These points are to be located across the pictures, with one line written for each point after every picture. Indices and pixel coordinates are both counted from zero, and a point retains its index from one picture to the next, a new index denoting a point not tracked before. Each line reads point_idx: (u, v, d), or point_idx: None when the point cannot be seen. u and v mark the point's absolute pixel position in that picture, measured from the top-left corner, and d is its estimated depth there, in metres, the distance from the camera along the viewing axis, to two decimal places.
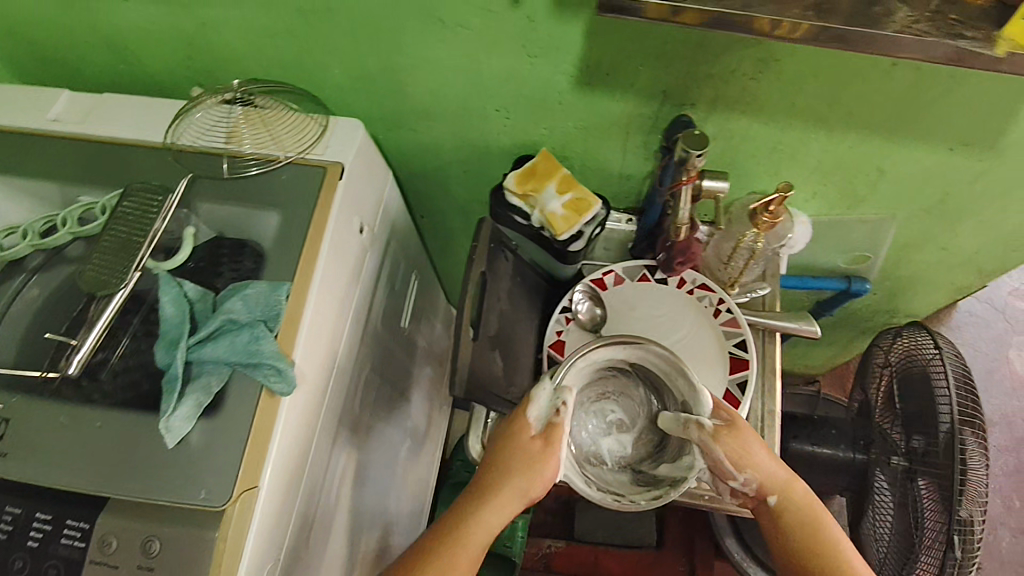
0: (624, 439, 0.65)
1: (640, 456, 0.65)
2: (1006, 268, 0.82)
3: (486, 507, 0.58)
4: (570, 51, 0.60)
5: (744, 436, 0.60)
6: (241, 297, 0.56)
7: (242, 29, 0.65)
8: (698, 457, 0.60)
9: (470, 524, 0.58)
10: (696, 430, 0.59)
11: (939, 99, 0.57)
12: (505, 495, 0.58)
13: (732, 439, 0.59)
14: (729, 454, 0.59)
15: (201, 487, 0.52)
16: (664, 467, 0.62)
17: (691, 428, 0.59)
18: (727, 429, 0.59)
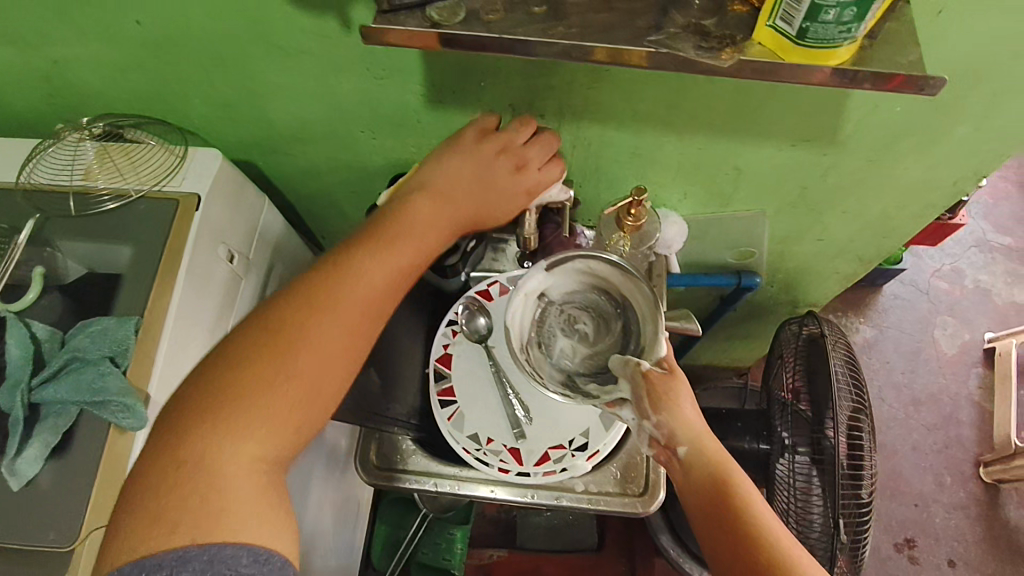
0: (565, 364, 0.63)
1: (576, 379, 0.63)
2: (882, 253, 0.85)
3: (285, 364, 0.48)
4: (412, 72, 0.61)
5: (675, 389, 0.57)
6: (87, 334, 0.56)
7: (95, 67, 0.65)
8: (637, 388, 0.57)
9: (275, 366, 0.48)
10: (632, 365, 0.58)
11: (768, 101, 0.59)
12: (314, 338, 0.49)
13: (673, 387, 0.57)
14: (648, 393, 0.57)
15: (51, 527, 0.52)
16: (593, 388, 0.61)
17: (629, 365, 0.58)
18: (666, 375, 0.57)
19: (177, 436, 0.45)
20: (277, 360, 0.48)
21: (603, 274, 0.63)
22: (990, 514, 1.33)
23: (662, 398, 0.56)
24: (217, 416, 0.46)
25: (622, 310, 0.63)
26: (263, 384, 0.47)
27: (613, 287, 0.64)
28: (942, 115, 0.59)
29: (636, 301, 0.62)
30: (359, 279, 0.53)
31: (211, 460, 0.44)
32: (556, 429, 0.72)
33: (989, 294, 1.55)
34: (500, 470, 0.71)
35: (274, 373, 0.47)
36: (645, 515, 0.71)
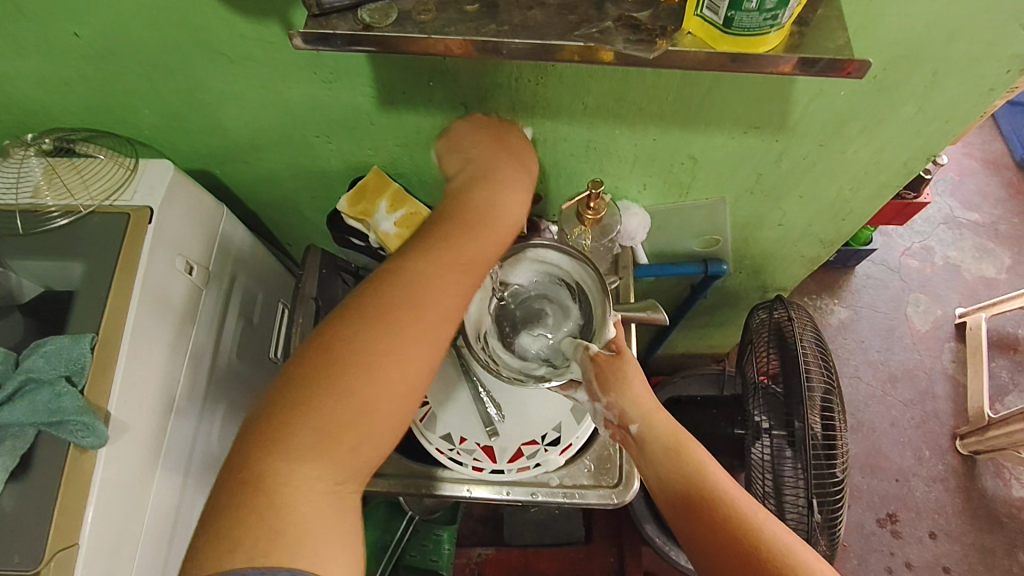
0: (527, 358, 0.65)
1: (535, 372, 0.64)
2: (843, 235, 0.86)
3: (365, 391, 0.45)
4: (360, 75, 0.60)
5: (620, 368, 0.59)
6: (40, 354, 0.54)
7: (38, 81, 0.64)
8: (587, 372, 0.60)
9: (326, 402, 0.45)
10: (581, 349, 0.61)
11: (715, 89, 0.60)
12: (392, 364, 0.46)
13: (618, 367, 0.59)
14: (596, 375, 0.59)
15: (14, 551, 0.51)
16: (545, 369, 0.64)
17: (579, 349, 0.61)
18: (613, 356, 0.60)
19: (259, 456, 0.44)
20: (351, 390, 0.45)
21: (554, 262, 0.67)
22: (967, 485, 1.36)
23: (610, 379, 0.59)
24: (297, 440, 0.44)
25: (572, 296, 0.67)
26: (340, 414, 0.44)
27: (565, 275, 0.67)
28: (885, 97, 0.60)
29: (584, 285, 0.66)
30: (419, 294, 0.49)
31: (294, 478, 0.43)
32: (528, 425, 0.72)
33: (958, 270, 1.57)
34: (474, 468, 0.72)
35: (352, 402, 0.45)
36: (621, 505, 0.71)
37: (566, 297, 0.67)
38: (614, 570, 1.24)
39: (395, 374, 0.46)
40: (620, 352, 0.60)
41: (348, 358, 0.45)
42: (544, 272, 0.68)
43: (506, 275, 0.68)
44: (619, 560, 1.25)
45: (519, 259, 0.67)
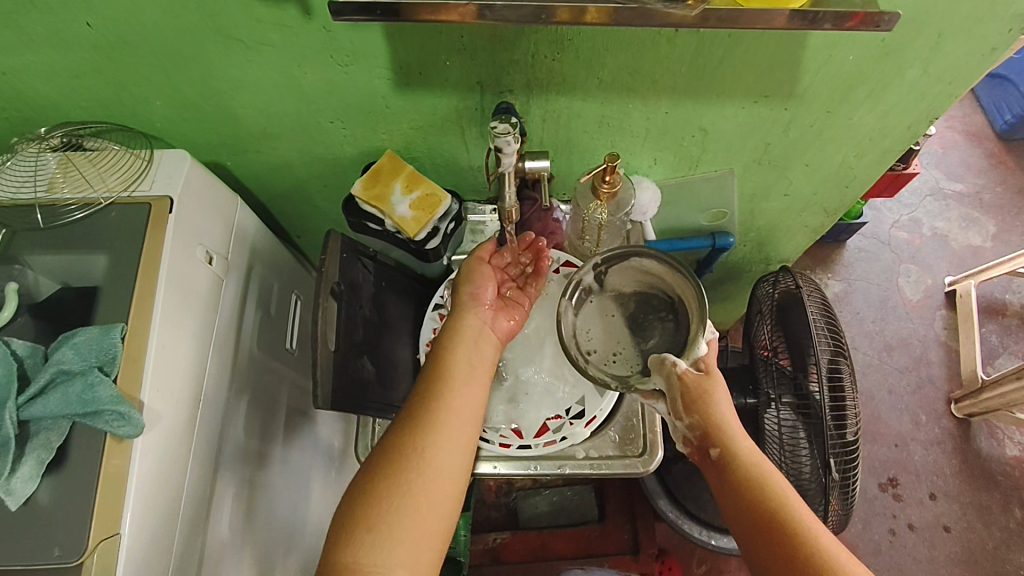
0: (618, 356, 0.68)
1: (627, 372, 0.67)
2: (846, 203, 0.89)
3: (449, 435, 0.59)
4: (377, 56, 0.60)
5: (708, 393, 0.64)
6: (71, 347, 0.54)
7: (47, 75, 0.63)
8: (661, 382, 0.65)
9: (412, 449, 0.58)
10: (669, 366, 0.64)
11: (726, 58, 0.61)
12: (459, 408, 0.61)
13: (705, 390, 0.63)
14: (681, 391, 0.64)
15: (54, 544, 0.51)
16: (635, 379, 0.66)
17: (666, 365, 0.64)
18: (702, 376, 0.64)
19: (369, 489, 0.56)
20: (440, 430, 0.59)
21: (659, 273, 0.69)
22: (964, 447, 1.40)
23: (697, 396, 0.64)
24: (399, 471, 0.56)
25: (673, 310, 0.69)
26: (434, 456, 0.58)
27: (670, 289, 0.69)
28: (891, 61, 0.62)
29: (688, 300, 0.67)
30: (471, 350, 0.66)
31: (395, 498, 0.55)
32: (553, 402, 0.74)
33: (947, 240, 1.61)
34: (501, 445, 0.72)
35: (441, 443, 0.59)
36: (646, 473, 0.73)
37: (665, 313, 0.69)
38: (629, 546, 1.25)
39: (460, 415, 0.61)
40: (708, 373, 0.65)
41: (432, 417, 0.60)
42: (646, 282, 0.71)
43: (607, 280, 0.71)
44: (633, 536, 1.26)
45: (621, 264, 0.70)
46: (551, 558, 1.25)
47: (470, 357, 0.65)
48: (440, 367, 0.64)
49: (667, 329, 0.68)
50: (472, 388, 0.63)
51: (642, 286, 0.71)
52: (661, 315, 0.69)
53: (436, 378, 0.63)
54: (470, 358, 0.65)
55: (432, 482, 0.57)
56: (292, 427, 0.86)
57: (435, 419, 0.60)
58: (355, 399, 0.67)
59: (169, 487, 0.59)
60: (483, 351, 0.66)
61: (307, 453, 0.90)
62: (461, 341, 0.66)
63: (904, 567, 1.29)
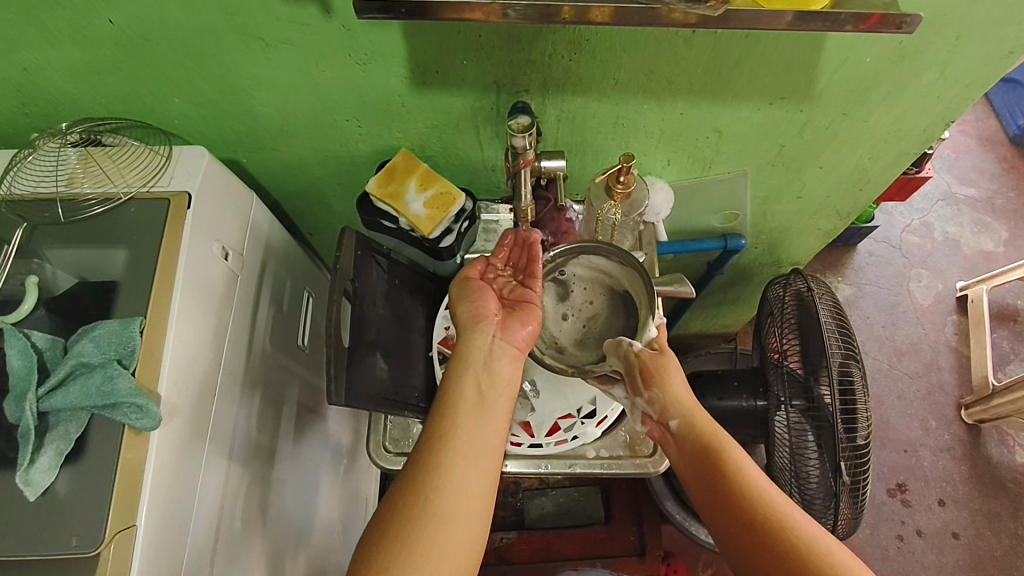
0: (573, 349, 0.72)
1: (582, 361, 0.71)
2: (859, 206, 0.88)
3: (460, 474, 0.58)
4: (395, 55, 0.61)
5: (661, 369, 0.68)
6: (91, 339, 0.55)
7: (69, 71, 0.64)
8: (614, 362, 0.69)
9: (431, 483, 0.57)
10: (625, 348, 0.68)
11: (743, 58, 0.61)
12: (465, 448, 0.59)
13: (658, 366, 0.68)
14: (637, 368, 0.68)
15: (71, 534, 0.51)
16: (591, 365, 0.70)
17: (622, 346, 0.68)
18: (656, 355, 0.68)
19: (382, 535, 0.55)
20: (454, 461, 0.58)
21: (608, 270, 0.73)
22: (975, 453, 1.39)
23: (653, 373, 0.68)
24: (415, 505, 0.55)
25: (623, 302, 0.73)
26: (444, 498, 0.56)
27: (618, 282, 0.73)
28: (907, 63, 0.62)
29: (636, 292, 0.71)
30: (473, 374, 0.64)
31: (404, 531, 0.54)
32: (565, 400, 0.74)
33: (959, 245, 1.61)
34: (512, 443, 0.72)
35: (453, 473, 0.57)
36: (655, 474, 0.73)
37: (616, 304, 0.73)
38: (635, 549, 1.25)
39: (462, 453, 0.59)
40: (662, 351, 0.69)
41: (439, 472, 0.57)
42: (597, 277, 0.74)
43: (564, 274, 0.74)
44: (640, 538, 1.26)
45: (574, 262, 0.73)
46: (557, 558, 1.25)
47: (476, 395, 0.63)
48: (447, 402, 0.62)
49: (618, 319, 0.73)
50: (478, 426, 0.61)
51: (594, 282, 0.74)
52: (608, 306, 0.73)
53: (440, 423, 0.61)
54: (476, 399, 0.63)
55: (448, 512, 0.55)
56: (302, 425, 0.87)
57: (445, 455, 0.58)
58: (370, 396, 0.67)
59: (183, 485, 0.59)
60: (496, 368, 0.65)
61: (316, 449, 0.91)
62: (465, 381, 0.63)
63: (913, 573, 1.28)
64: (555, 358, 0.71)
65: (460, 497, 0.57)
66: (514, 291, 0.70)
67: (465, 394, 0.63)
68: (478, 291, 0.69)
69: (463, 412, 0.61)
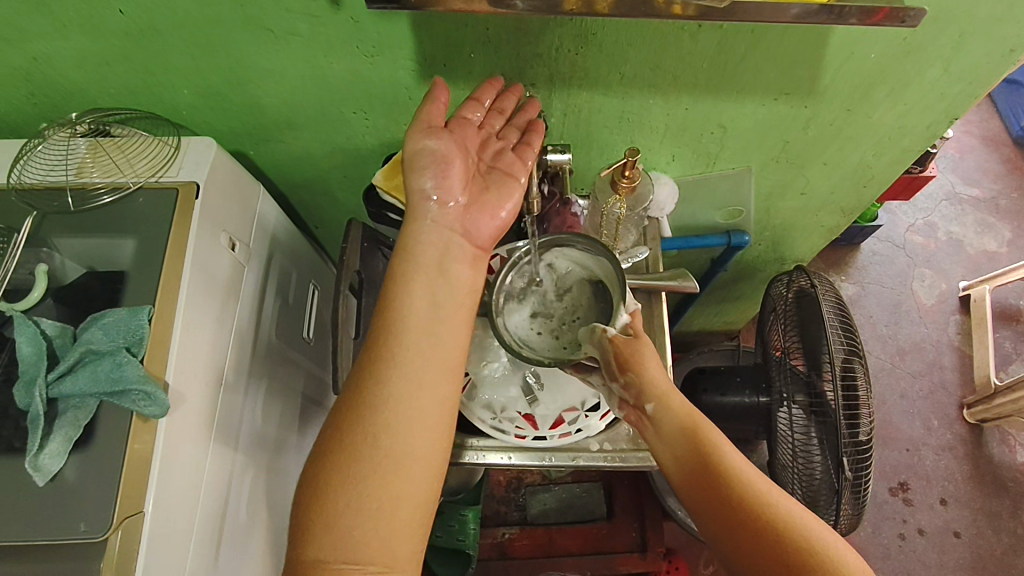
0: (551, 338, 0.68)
1: (560, 351, 0.67)
2: (862, 203, 0.89)
3: (409, 397, 0.53)
4: (402, 47, 0.61)
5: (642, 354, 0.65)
6: (99, 327, 0.56)
7: (80, 62, 0.64)
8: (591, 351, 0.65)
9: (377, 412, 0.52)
10: (598, 335, 0.64)
11: (748, 54, 0.61)
12: (415, 372, 0.54)
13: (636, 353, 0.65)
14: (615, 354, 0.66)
15: (81, 519, 0.52)
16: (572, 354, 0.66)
17: (596, 333, 0.65)
18: (631, 339, 0.66)
19: (323, 482, 0.51)
20: (399, 383, 0.53)
21: (581, 259, 0.70)
22: (976, 452, 1.39)
23: (628, 359, 0.65)
24: (358, 440, 0.51)
25: (599, 291, 0.70)
26: (389, 429, 0.52)
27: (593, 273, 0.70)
28: (912, 59, 0.62)
29: (610, 281, 0.68)
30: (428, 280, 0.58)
31: (353, 473, 0.50)
32: (568, 395, 0.75)
33: (961, 245, 1.61)
34: (516, 436, 0.73)
35: (401, 400, 0.53)
36: (656, 468, 0.73)
37: (591, 292, 0.70)
38: (637, 545, 1.25)
39: (410, 375, 0.54)
40: (637, 336, 0.66)
41: (384, 398, 0.53)
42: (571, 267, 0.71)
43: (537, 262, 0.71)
44: (641, 534, 1.26)
45: (548, 253, 0.70)
46: (559, 554, 1.25)
47: (432, 307, 0.57)
48: (393, 315, 0.56)
49: (594, 308, 0.69)
50: (432, 342, 0.56)
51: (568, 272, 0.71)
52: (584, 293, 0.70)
53: (387, 340, 0.55)
54: (429, 307, 0.57)
55: (395, 443, 0.52)
56: (306, 417, 0.87)
57: (388, 382, 0.53)
58: None
59: (189, 473, 0.60)
60: (454, 268, 0.59)
61: (319, 441, 0.92)
62: (418, 288, 0.57)
63: (913, 571, 1.28)
64: (532, 349, 0.67)
65: (405, 422, 0.52)
66: (498, 152, 0.62)
67: (415, 305, 0.57)
68: (452, 125, 0.61)
69: (413, 326, 0.56)
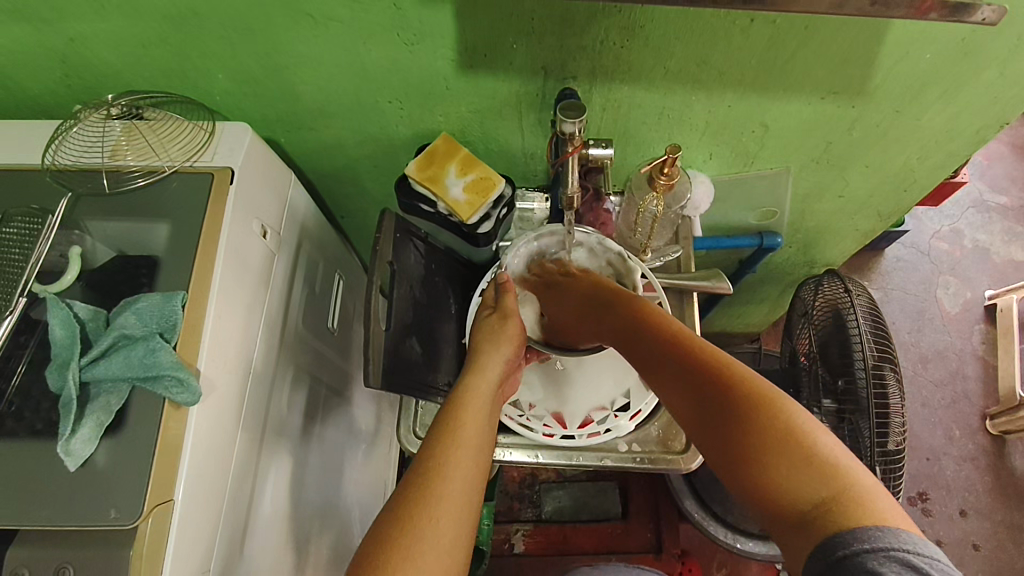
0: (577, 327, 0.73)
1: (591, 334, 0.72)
2: (900, 206, 0.87)
3: (469, 450, 0.59)
4: (444, 36, 0.60)
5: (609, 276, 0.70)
6: (133, 312, 0.55)
7: (115, 44, 0.64)
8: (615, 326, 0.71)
9: (447, 456, 0.57)
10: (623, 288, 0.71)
11: (798, 51, 0.60)
12: (476, 436, 0.60)
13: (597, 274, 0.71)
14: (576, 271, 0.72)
15: (111, 505, 0.51)
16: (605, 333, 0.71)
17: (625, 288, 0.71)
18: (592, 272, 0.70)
19: (400, 511, 0.53)
20: (464, 437, 0.59)
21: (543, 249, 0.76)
22: (999, 464, 1.37)
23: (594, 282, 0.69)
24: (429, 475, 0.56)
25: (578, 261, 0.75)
26: (448, 483, 0.55)
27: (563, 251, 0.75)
28: (970, 60, 0.60)
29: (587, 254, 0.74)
30: (495, 362, 0.67)
31: (423, 504, 0.53)
32: (597, 394, 0.74)
33: (989, 253, 1.58)
34: (545, 435, 0.72)
35: (462, 450, 0.58)
36: (687, 471, 0.72)
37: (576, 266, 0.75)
38: (653, 545, 1.25)
39: (474, 444, 0.59)
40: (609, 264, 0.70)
41: (452, 450, 0.58)
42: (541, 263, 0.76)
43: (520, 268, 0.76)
44: (656, 535, 1.26)
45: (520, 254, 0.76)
46: (573, 552, 1.25)
47: (489, 397, 0.64)
48: (460, 393, 0.64)
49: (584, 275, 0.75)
50: (485, 422, 0.62)
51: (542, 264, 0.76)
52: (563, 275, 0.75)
53: (454, 407, 0.62)
54: (491, 394, 0.65)
55: (457, 482, 0.56)
56: (327, 408, 0.86)
57: (457, 434, 0.59)
58: (405, 379, 0.66)
59: (217, 462, 0.59)
60: (505, 349, 0.68)
61: (340, 433, 0.91)
62: (488, 368, 0.66)
63: None
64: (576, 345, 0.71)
65: (463, 482, 0.56)
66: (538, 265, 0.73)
67: (482, 387, 0.65)
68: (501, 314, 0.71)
69: (476, 399, 0.63)
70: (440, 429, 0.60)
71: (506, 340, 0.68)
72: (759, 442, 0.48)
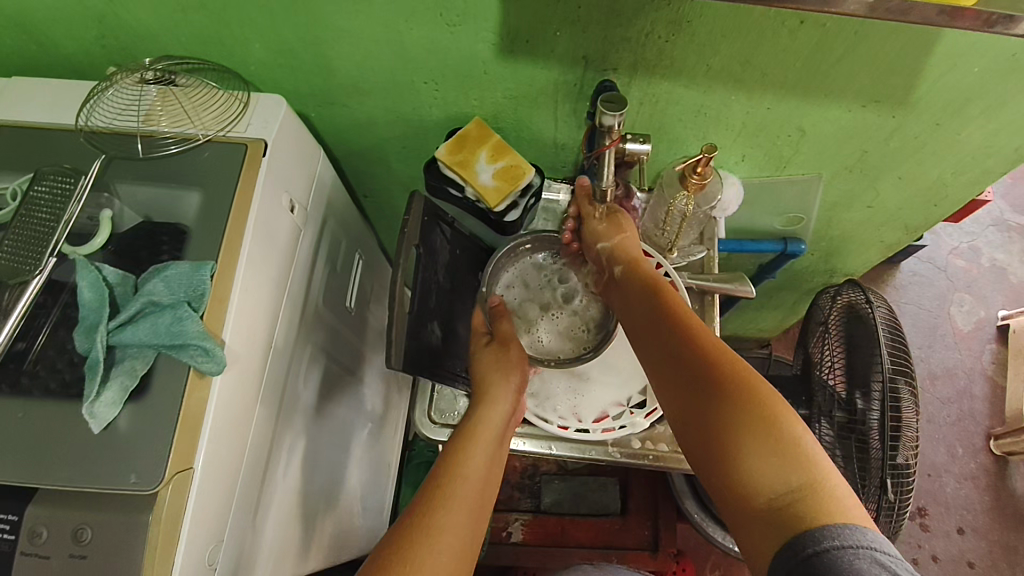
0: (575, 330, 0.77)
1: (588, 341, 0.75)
2: (928, 220, 0.86)
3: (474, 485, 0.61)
4: (487, 18, 0.59)
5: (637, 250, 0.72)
6: (162, 279, 0.55)
7: (154, 7, 0.63)
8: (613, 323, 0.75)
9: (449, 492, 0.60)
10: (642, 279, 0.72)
11: (845, 56, 0.59)
12: (479, 473, 0.62)
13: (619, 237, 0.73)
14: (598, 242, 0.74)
15: (132, 471, 0.50)
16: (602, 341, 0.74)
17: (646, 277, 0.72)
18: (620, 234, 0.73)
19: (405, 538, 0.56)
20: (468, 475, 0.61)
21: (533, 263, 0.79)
22: (1000, 485, 1.36)
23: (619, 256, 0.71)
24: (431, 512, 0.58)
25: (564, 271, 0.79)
26: (450, 516, 0.58)
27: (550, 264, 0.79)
28: (1016, 77, 0.59)
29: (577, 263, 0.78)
30: (505, 390, 0.67)
31: (425, 535, 0.56)
32: (614, 389, 0.74)
33: (1005, 273, 1.57)
34: (560, 427, 0.72)
35: (463, 487, 0.60)
36: None
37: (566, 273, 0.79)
38: (649, 543, 1.25)
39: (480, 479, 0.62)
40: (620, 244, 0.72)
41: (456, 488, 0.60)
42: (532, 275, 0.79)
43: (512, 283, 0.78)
44: (654, 533, 1.26)
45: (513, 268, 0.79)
46: (569, 544, 1.25)
47: (499, 431, 0.66)
48: (468, 428, 0.66)
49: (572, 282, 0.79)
50: (493, 460, 0.64)
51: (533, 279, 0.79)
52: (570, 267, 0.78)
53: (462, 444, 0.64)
54: (501, 431, 0.66)
55: (458, 517, 0.58)
56: (339, 386, 0.86)
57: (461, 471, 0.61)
58: (426, 365, 0.66)
59: (235, 434, 0.59)
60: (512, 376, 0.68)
61: (349, 413, 0.91)
62: (498, 400, 0.67)
63: None
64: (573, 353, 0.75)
65: (471, 499, 0.60)
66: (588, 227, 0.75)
67: (489, 419, 0.66)
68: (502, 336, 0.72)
69: (482, 436, 0.65)
70: (447, 465, 0.63)
71: (507, 364, 0.70)
72: (742, 432, 0.51)
